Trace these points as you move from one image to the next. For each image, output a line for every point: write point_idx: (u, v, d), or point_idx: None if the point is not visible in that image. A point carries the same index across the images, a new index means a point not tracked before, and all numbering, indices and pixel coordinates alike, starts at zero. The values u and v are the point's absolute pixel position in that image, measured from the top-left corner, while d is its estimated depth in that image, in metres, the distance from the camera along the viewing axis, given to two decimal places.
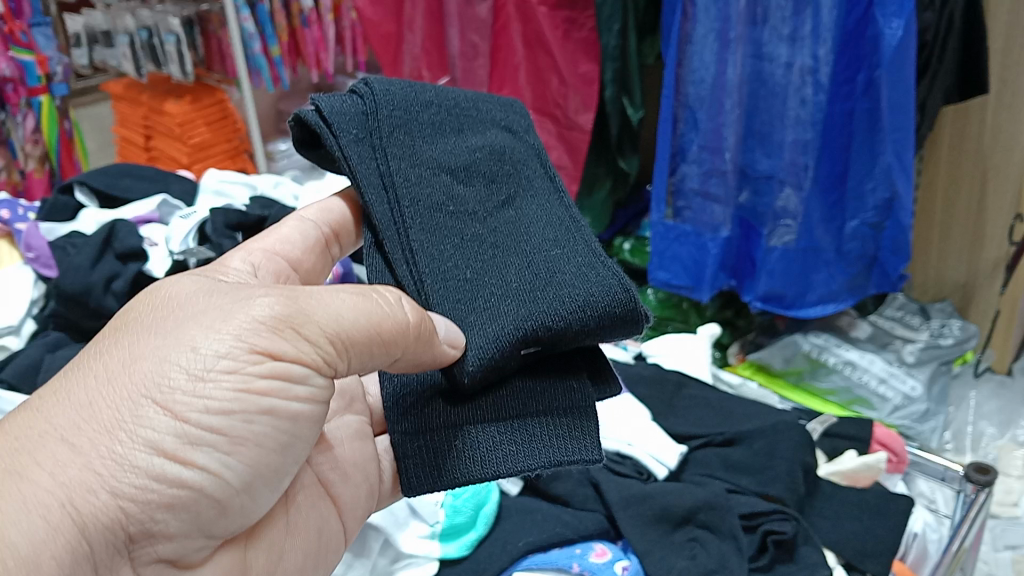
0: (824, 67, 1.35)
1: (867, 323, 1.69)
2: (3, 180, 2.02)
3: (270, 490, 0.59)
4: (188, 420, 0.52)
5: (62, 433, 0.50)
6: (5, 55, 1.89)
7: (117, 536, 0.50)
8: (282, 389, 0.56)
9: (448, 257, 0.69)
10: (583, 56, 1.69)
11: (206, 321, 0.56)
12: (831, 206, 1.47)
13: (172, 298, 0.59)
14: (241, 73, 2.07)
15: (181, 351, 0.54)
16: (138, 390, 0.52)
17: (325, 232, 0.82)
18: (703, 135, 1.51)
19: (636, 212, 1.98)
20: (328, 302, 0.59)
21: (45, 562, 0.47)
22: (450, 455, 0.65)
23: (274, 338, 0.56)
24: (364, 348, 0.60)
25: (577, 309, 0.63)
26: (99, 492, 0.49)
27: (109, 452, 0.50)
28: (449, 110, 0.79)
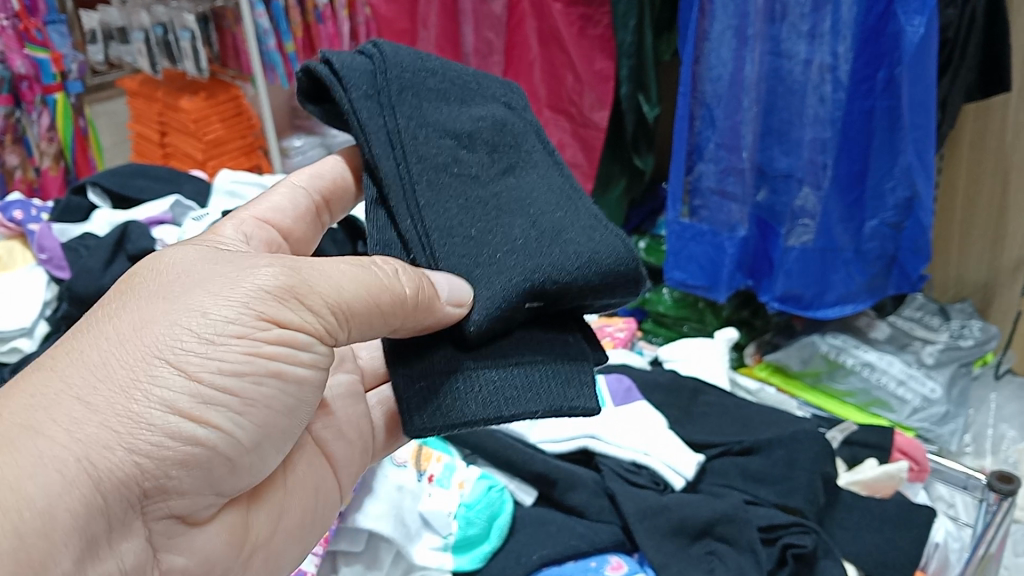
0: (844, 65, 1.33)
1: (886, 323, 1.66)
2: (19, 177, 2.05)
3: (276, 451, 0.61)
4: (201, 380, 0.53)
5: (76, 391, 0.50)
6: (20, 53, 1.89)
7: (132, 491, 0.50)
8: (288, 354, 0.58)
9: (453, 213, 0.68)
10: (599, 53, 1.67)
11: (214, 288, 0.57)
12: (850, 205, 1.45)
13: (178, 264, 0.60)
14: (255, 68, 2.09)
15: (191, 315, 0.55)
16: (151, 351, 0.52)
17: (314, 198, 0.80)
18: (720, 133, 1.49)
19: (651, 210, 1.96)
20: (329, 273, 0.61)
21: (61, 514, 0.47)
22: (452, 397, 0.61)
23: (279, 307, 0.57)
24: (364, 320, 0.61)
25: (584, 264, 0.65)
26: (115, 447, 0.49)
27: (126, 410, 0.50)
28: (454, 79, 0.78)
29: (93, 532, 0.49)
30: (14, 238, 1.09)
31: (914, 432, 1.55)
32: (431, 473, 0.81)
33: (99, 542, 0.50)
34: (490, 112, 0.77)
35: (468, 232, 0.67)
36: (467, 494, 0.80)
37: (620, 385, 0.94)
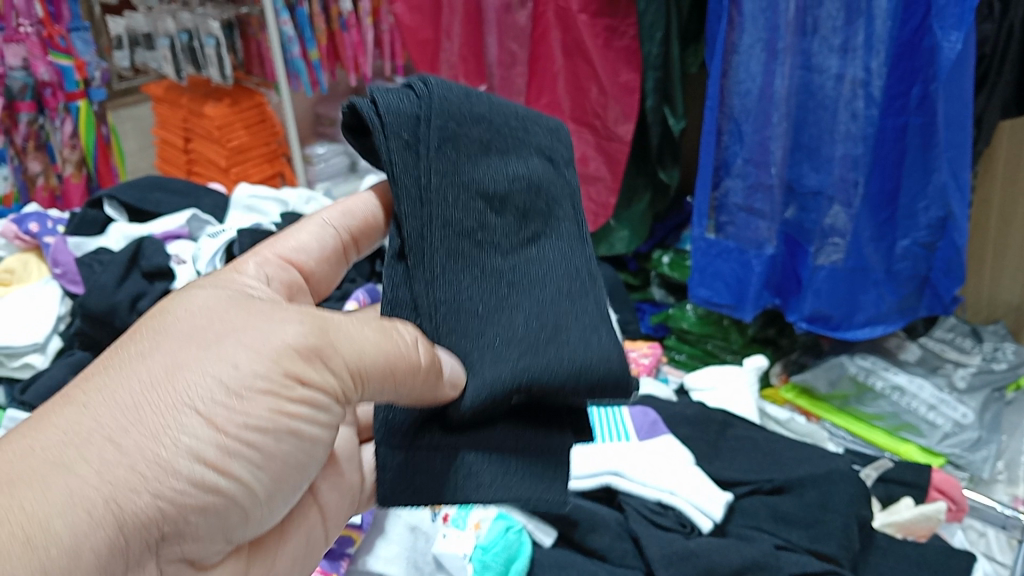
0: (876, 81, 1.30)
1: (915, 345, 1.63)
2: (41, 184, 2.04)
3: (286, 500, 0.59)
4: (227, 433, 0.52)
5: (108, 432, 0.49)
6: (45, 60, 1.88)
7: (152, 534, 0.50)
8: (308, 413, 0.57)
9: (461, 284, 0.67)
10: (625, 65, 1.64)
11: (246, 340, 0.56)
12: (880, 224, 1.41)
13: (206, 306, 0.58)
14: (279, 77, 2.08)
15: (220, 366, 0.54)
16: (180, 399, 0.51)
17: (342, 237, 0.79)
18: (748, 148, 1.46)
19: (676, 224, 1.92)
20: (352, 334, 0.60)
21: (86, 554, 0.46)
22: (431, 477, 0.65)
23: (305, 366, 0.57)
24: (383, 381, 0.60)
25: (573, 374, 0.63)
26: (141, 492, 0.48)
27: (154, 456, 0.49)
28: (502, 126, 0.74)
29: (112, 571, 0.48)
30: (30, 250, 1.08)
31: (943, 459, 1.49)
32: (442, 506, 0.78)
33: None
34: (527, 169, 0.73)
35: (475, 306, 0.67)
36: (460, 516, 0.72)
37: (641, 420, 0.87)
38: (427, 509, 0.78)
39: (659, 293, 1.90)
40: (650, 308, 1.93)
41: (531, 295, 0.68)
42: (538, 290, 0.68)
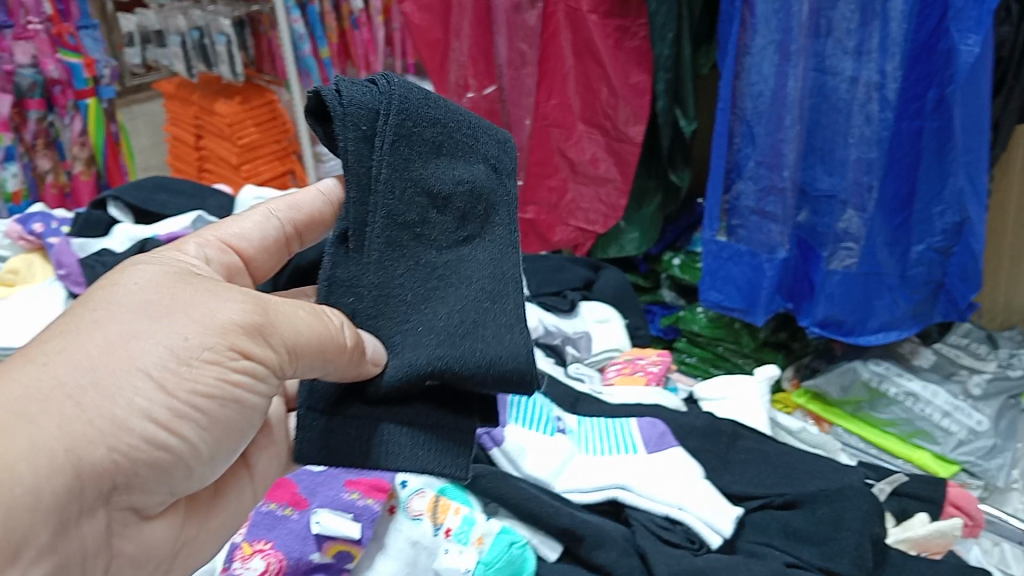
0: (892, 83, 1.28)
1: (930, 350, 1.60)
2: (50, 181, 2.02)
3: (224, 463, 0.57)
4: (176, 396, 0.51)
5: (67, 390, 0.48)
6: (53, 57, 1.88)
7: (104, 484, 0.48)
8: (247, 384, 0.55)
9: (394, 274, 0.64)
10: (635, 67, 1.63)
11: (195, 313, 0.53)
12: (895, 228, 1.38)
13: (155, 281, 0.55)
14: (290, 76, 2.05)
15: (171, 336, 0.52)
16: (134, 363, 0.50)
17: (286, 230, 0.76)
18: (761, 150, 1.44)
19: (688, 225, 1.88)
20: (286, 312, 0.57)
21: (47, 496, 0.45)
22: (343, 442, 0.62)
23: (248, 341, 0.54)
24: (316, 361, 0.58)
25: (483, 364, 0.61)
26: (98, 445, 0.47)
27: (111, 413, 0.48)
28: (458, 126, 0.69)
29: (65, 515, 0.47)
30: (34, 250, 1.08)
31: (958, 466, 1.48)
32: (448, 525, 0.65)
33: (68, 524, 0.47)
34: (476, 171, 0.69)
35: (403, 295, 0.64)
36: (485, 550, 0.64)
37: (652, 428, 0.75)
38: (429, 526, 0.66)
39: (670, 295, 1.89)
40: (661, 310, 1.92)
41: (457, 291, 0.65)
42: (463, 288, 0.65)
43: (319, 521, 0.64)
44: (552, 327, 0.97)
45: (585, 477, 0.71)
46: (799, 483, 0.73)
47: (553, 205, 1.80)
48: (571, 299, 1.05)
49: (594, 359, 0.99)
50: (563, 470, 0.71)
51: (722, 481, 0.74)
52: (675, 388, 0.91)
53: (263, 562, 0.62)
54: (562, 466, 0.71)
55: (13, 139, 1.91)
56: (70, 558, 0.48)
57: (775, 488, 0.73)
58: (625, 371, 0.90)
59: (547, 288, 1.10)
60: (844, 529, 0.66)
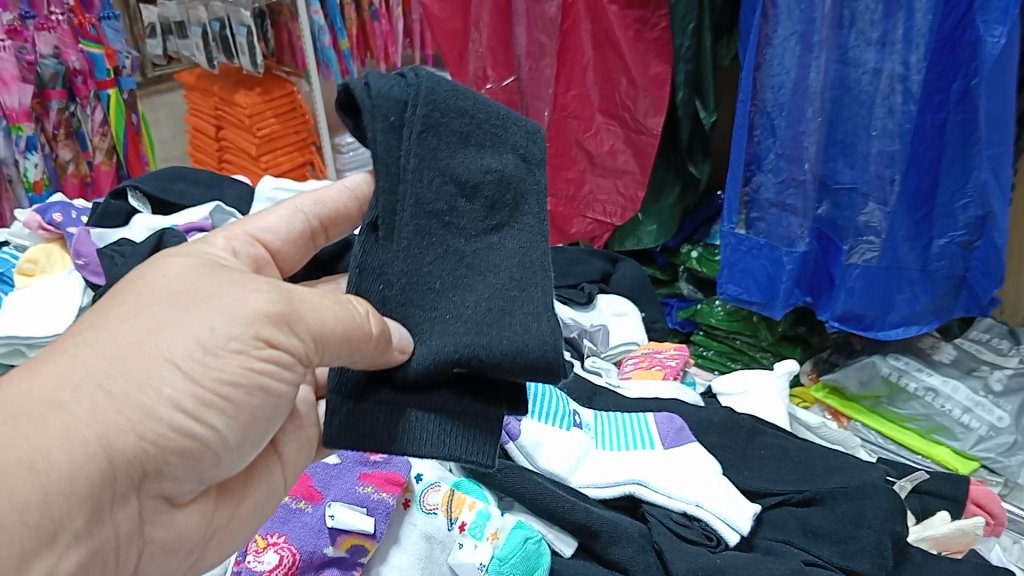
0: (915, 76, 1.26)
1: (951, 345, 1.57)
2: (71, 171, 2.03)
3: (255, 448, 0.57)
4: (203, 385, 0.51)
5: (97, 379, 0.48)
6: (74, 48, 1.89)
7: (136, 473, 0.49)
8: (275, 373, 0.54)
9: (423, 262, 0.62)
10: (655, 57, 1.61)
11: (221, 305, 0.53)
12: (917, 222, 1.37)
13: (184, 274, 0.56)
14: (309, 65, 2.06)
15: (198, 326, 0.52)
16: (161, 352, 0.50)
17: (312, 224, 0.74)
18: (782, 142, 1.42)
19: (706, 218, 1.87)
20: (313, 303, 0.57)
21: (82, 481, 0.45)
22: (372, 427, 0.61)
23: (275, 330, 0.54)
24: (342, 351, 0.57)
25: (513, 354, 0.58)
26: (129, 433, 0.47)
27: (140, 402, 0.48)
28: (486, 117, 0.68)
29: (99, 502, 0.47)
30: (54, 241, 1.08)
31: (977, 463, 1.47)
32: (463, 520, 0.64)
33: (102, 510, 0.48)
34: (505, 160, 0.68)
35: (432, 282, 0.63)
36: (500, 545, 0.62)
37: (669, 423, 0.71)
38: (443, 520, 0.65)
39: (687, 289, 1.87)
40: (678, 303, 1.92)
41: (485, 281, 0.63)
42: (493, 278, 0.64)
43: (333, 515, 0.62)
44: (567, 320, 0.96)
45: (600, 472, 0.67)
46: (819, 480, 0.69)
47: (571, 197, 1.80)
48: (588, 291, 1.04)
49: (610, 352, 0.98)
50: (580, 464, 0.67)
51: (738, 478, 0.70)
52: (693, 382, 0.90)
53: (277, 555, 0.61)
54: (578, 461, 0.67)
55: (35, 129, 1.92)
56: (105, 545, 0.49)
57: (794, 485, 0.68)
58: (642, 364, 0.89)
59: (564, 281, 1.10)
60: (864, 527, 0.62)
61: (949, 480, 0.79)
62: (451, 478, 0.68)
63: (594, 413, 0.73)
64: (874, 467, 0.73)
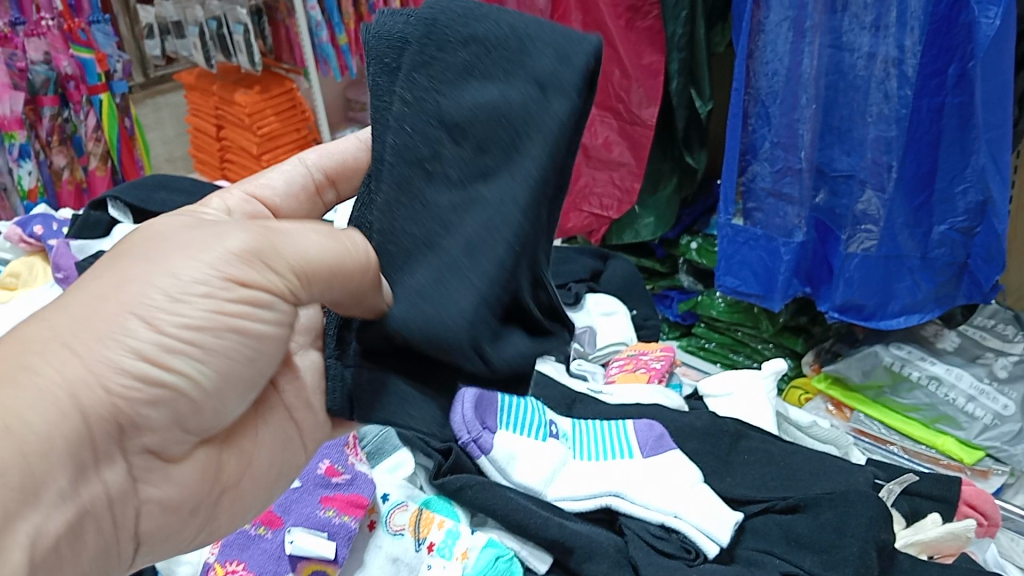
0: (911, 59, 1.23)
1: (954, 332, 1.53)
2: (67, 177, 2.02)
3: (240, 397, 0.55)
4: (166, 331, 0.48)
5: (63, 338, 0.46)
6: (65, 53, 1.87)
7: (113, 428, 0.48)
8: (249, 313, 0.52)
9: (406, 208, 0.59)
10: (648, 47, 1.58)
11: (187, 249, 0.51)
12: (916, 209, 1.33)
13: (161, 235, 0.53)
14: (308, 61, 2.07)
15: (162, 273, 0.49)
16: (125, 305, 0.48)
17: (315, 177, 0.75)
18: (776, 131, 1.40)
19: (705, 208, 1.83)
20: (294, 238, 0.54)
21: (59, 442, 0.44)
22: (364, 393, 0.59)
23: (245, 269, 0.51)
24: (330, 287, 0.55)
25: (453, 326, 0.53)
26: (94, 386, 0.46)
27: (109, 359, 0.47)
28: (499, 46, 0.61)
29: (81, 461, 0.46)
30: (36, 253, 1.08)
31: (983, 452, 1.45)
32: (432, 540, 0.62)
33: (89, 470, 0.47)
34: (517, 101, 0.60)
35: (413, 230, 0.59)
36: (470, 564, 0.60)
37: (649, 430, 0.69)
38: (411, 541, 0.63)
39: (686, 280, 1.84)
40: (678, 295, 1.90)
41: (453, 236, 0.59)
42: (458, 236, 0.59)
43: (292, 540, 0.60)
44: None
45: (576, 484, 0.66)
46: (804, 485, 0.67)
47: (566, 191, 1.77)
48: (575, 291, 1.03)
49: (598, 353, 0.97)
50: (555, 477, 0.66)
51: (721, 485, 0.68)
52: (680, 385, 0.88)
53: None
54: (553, 474, 0.66)
55: (28, 135, 1.90)
56: (96, 505, 0.48)
57: (778, 491, 0.67)
58: (627, 367, 0.87)
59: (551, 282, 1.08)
60: (847, 536, 0.60)
61: (940, 480, 0.76)
62: (421, 498, 0.66)
63: (572, 421, 0.72)
64: (862, 471, 0.70)
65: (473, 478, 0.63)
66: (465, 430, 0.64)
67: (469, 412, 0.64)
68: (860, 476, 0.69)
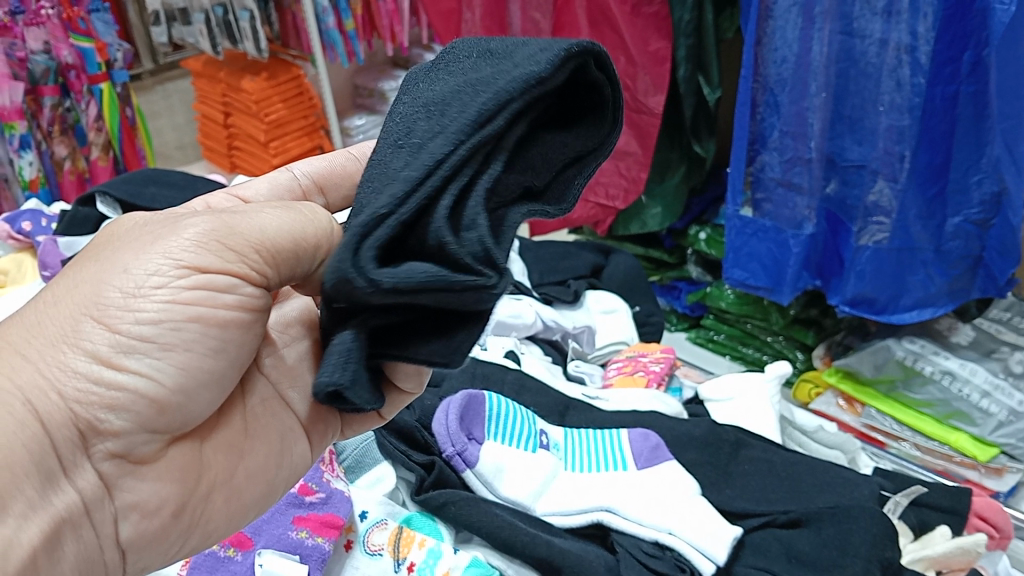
0: (924, 45, 1.18)
1: (969, 326, 1.49)
2: (69, 168, 1.98)
3: (212, 393, 0.53)
4: (122, 332, 0.49)
5: (18, 347, 0.48)
6: (66, 43, 1.82)
7: (73, 435, 0.48)
8: (208, 298, 0.51)
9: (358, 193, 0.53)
10: (654, 32, 1.50)
11: (138, 246, 0.51)
12: (930, 200, 1.29)
13: (126, 238, 0.53)
14: (315, 48, 2.04)
15: (115, 272, 0.50)
16: (79, 308, 0.49)
17: (303, 183, 0.72)
18: (785, 119, 1.35)
19: (714, 197, 1.78)
20: (255, 215, 0.53)
21: (18, 450, 0.46)
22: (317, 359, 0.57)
23: (200, 253, 0.50)
24: (292, 257, 0.53)
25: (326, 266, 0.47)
26: (49, 392, 0.47)
27: (66, 364, 0.48)
28: (494, 51, 0.54)
29: (48, 468, 0.47)
30: (24, 250, 1.06)
31: (997, 448, 1.41)
32: (412, 560, 0.60)
33: (56, 476, 0.48)
34: (491, 72, 0.50)
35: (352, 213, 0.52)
36: None
37: (644, 441, 0.66)
38: (389, 561, 0.60)
39: (695, 271, 1.80)
40: (686, 286, 1.86)
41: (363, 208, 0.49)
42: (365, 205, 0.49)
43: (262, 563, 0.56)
44: (550, 323, 0.91)
45: (567, 498, 0.63)
46: (805, 498, 0.65)
47: None
48: (574, 288, 1.00)
49: (598, 354, 0.94)
50: (546, 489, 0.63)
51: (719, 497, 0.65)
52: (680, 388, 0.85)
53: None
54: (543, 486, 0.63)
55: (28, 126, 1.86)
56: (72, 511, 0.49)
57: (779, 504, 0.64)
58: (625, 370, 0.84)
59: (550, 278, 1.05)
60: (850, 556, 0.58)
61: (950, 493, 0.73)
62: (401, 513, 0.64)
63: (564, 430, 0.69)
64: (868, 483, 0.67)
65: (457, 493, 0.61)
66: (448, 440, 0.63)
67: (453, 424, 0.63)
68: (866, 489, 0.66)
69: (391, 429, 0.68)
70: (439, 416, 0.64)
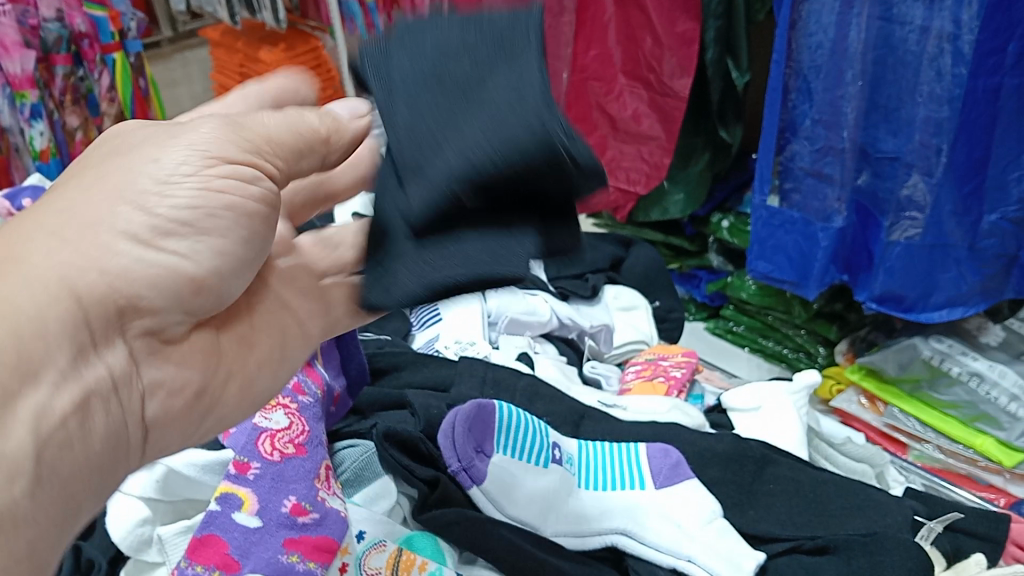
0: (967, 34, 1.12)
1: (999, 326, 1.41)
2: (81, 138, 1.94)
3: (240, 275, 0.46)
4: (157, 212, 0.41)
5: (45, 226, 0.40)
6: (79, 10, 1.80)
7: (111, 310, 0.40)
8: (237, 188, 0.43)
9: (428, 119, 0.49)
10: (682, 13, 1.44)
11: (153, 141, 0.44)
12: (965, 196, 1.22)
13: (130, 140, 0.45)
14: (334, 19, 2.00)
15: (141, 162, 0.42)
16: (106, 191, 0.41)
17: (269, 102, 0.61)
18: (818, 107, 1.29)
19: (738, 184, 1.72)
20: (262, 114, 0.47)
21: (54, 325, 0.37)
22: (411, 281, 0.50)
23: (221, 141, 0.44)
24: (298, 155, 0.49)
25: (506, 147, 0.45)
26: (86, 268, 0.39)
27: (104, 241, 0.40)
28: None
29: (84, 344, 0.39)
30: None
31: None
32: None
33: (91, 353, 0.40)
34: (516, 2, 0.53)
35: (440, 135, 0.48)
36: None
37: (664, 457, 0.62)
38: None
39: (716, 260, 1.75)
40: (707, 275, 1.82)
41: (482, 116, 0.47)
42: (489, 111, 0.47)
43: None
44: (565, 320, 0.87)
45: (580, 517, 0.58)
46: (834, 524, 0.60)
47: None
48: (593, 284, 0.97)
49: (615, 352, 0.90)
50: (558, 508, 0.58)
51: (742, 519, 0.61)
52: (701, 395, 0.81)
53: None
54: (557, 505, 0.58)
55: (40, 95, 1.81)
56: (104, 386, 0.41)
57: (805, 529, 0.60)
58: (645, 375, 0.80)
59: (567, 272, 1.01)
60: None
61: (988, 519, 0.69)
62: (401, 534, 0.55)
63: (578, 442, 0.64)
64: (901, 507, 0.63)
65: (461, 512, 0.54)
66: (454, 455, 0.57)
67: (460, 437, 0.57)
68: (899, 515, 0.62)
69: (391, 441, 0.58)
70: (444, 426, 0.58)
